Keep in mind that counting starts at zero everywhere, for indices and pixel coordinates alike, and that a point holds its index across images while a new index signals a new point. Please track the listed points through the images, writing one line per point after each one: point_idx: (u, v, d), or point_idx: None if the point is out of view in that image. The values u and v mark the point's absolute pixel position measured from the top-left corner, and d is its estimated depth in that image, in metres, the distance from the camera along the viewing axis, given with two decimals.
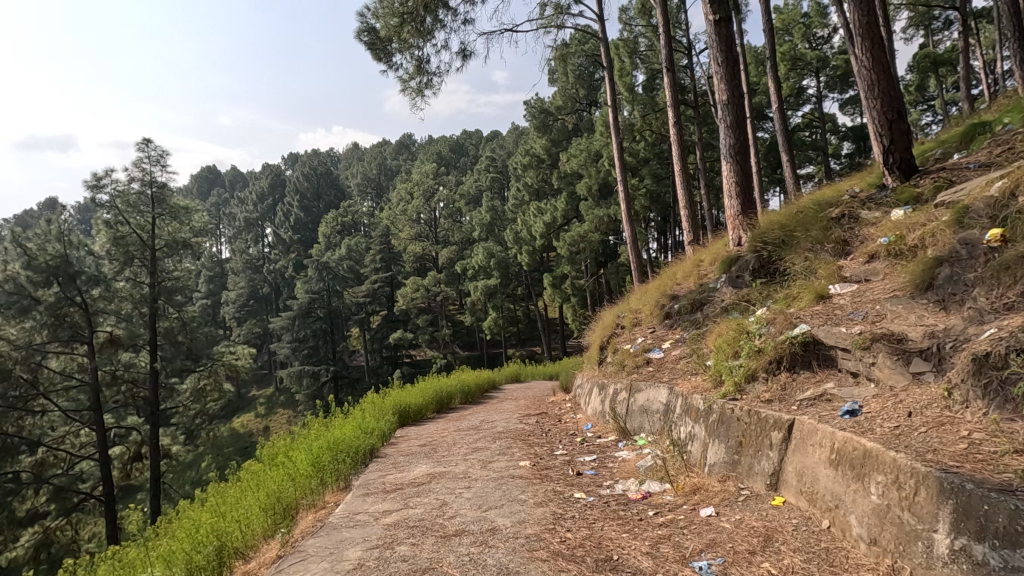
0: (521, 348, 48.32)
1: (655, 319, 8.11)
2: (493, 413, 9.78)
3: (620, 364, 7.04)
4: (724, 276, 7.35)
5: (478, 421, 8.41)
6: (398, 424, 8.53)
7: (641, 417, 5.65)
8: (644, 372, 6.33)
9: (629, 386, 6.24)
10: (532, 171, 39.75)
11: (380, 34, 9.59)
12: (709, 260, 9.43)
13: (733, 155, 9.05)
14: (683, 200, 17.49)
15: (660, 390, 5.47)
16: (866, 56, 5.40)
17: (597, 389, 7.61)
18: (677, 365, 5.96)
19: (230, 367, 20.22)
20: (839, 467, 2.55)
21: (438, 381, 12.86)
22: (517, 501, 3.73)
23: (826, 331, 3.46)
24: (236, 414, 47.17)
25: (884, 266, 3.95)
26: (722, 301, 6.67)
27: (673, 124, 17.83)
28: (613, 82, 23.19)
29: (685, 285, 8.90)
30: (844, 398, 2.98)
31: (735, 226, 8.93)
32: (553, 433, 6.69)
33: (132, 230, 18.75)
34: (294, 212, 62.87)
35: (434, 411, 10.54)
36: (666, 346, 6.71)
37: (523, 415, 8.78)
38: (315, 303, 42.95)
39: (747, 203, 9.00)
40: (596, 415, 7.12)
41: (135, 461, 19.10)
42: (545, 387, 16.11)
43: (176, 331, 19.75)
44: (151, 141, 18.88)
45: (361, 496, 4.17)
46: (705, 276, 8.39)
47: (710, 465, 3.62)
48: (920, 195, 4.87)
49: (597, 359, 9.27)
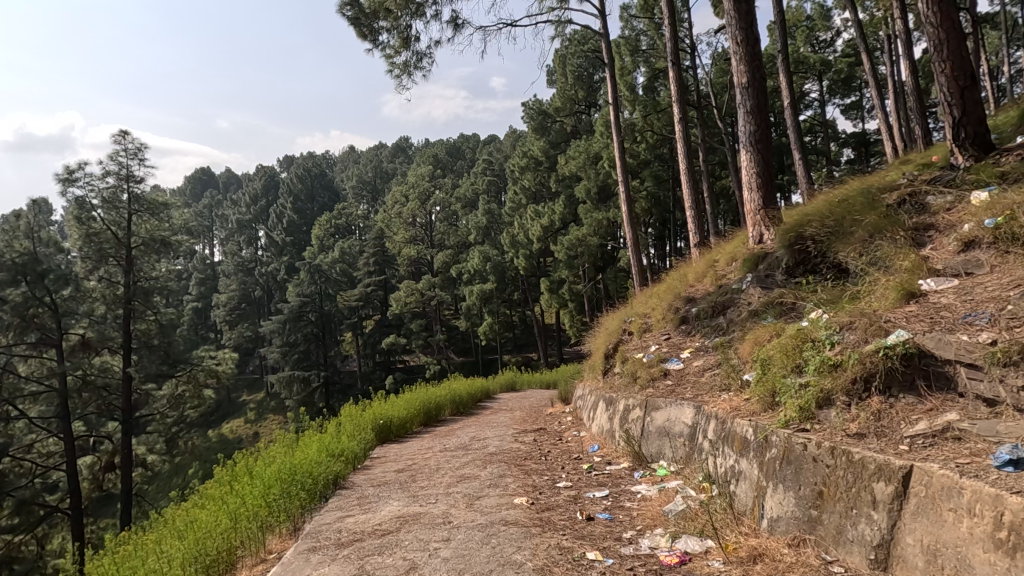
0: (517, 354, 47.36)
1: (666, 324, 7.21)
2: (484, 428, 8.83)
3: (631, 376, 6.11)
4: (749, 275, 6.45)
5: (467, 438, 7.42)
6: (376, 441, 7.56)
7: (659, 442, 4.73)
8: (661, 386, 5.38)
9: (643, 403, 5.30)
10: (529, 174, 38.82)
11: (365, 8, 8.69)
12: (726, 260, 8.55)
13: (754, 143, 8.19)
14: (689, 201, 16.63)
15: (685, 410, 4.55)
16: (932, 11, 4.55)
17: (603, 404, 6.69)
18: (703, 379, 5.04)
19: (210, 371, 19.21)
20: (1014, 556, 1.63)
21: (426, 389, 11.87)
22: (512, 565, 2.78)
23: (936, 340, 2.57)
24: (225, 420, 46.07)
25: (991, 256, 3.08)
26: (751, 304, 5.78)
27: (679, 121, 17.01)
28: (614, 80, 22.44)
29: (700, 286, 7.97)
30: (984, 437, 2.06)
31: (756, 222, 8.15)
32: (553, 455, 5.75)
33: (105, 227, 17.68)
34: (288, 214, 61.99)
35: (419, 424, 9.58)
36: (685, 355, 5.81)
37: (518, 431, 7.82)
38: (307, 306, 42.74)
39: (769, 196, 8.12)
40: (602, 434, 6.17)
41: (107, 471, 18.04)
42: (542, 397, 15.19)
43: (152, 335, 18.55)
44: (130, 133, 17.98)
45: (306, 553, 3.22)
46: (726, 276, 7.48)
47: (770, 520, 2.69)
48: (1005, 172, 4.01)
49: (601, 369, 8.35)
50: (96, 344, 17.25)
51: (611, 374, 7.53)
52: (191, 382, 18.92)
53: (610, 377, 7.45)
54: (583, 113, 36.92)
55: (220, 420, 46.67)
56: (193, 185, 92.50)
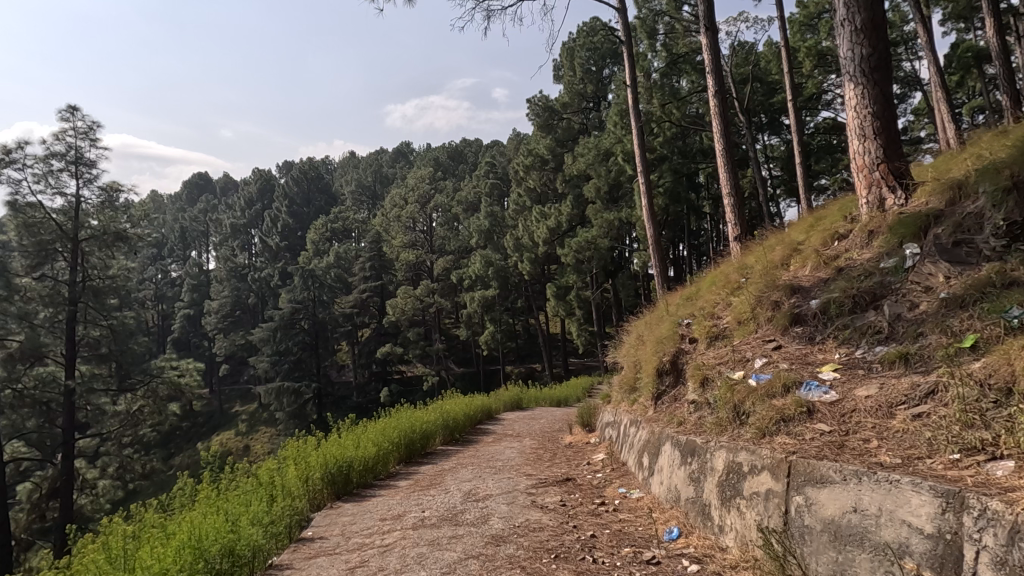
0: (520, 365, 44.88)
1: (760, 327, 4.77)
2: (486, 470, 6.38)
3: (729, 409, 3.70)
4: (912, 248, 4.04)
5: (457, 498, 4.95)
6: (321, 501, 5.11)
7: (848, 560, 2.32)
8: (811, 436, 2.95)
9: (783, 473, 2.83)
10: (535, 173, 36.01)
11: None
12: (821, 240, 6.13)
13: (869, 72, 5.71)
14: (727, 189, 14.04)
15: (919, 499, 2.15)
16: None
17: (672, 449, 4.26)
18: (909, 430, 2.64)
19: (172, 385, 17.09)
20: None
21: (411, 411, 9.33)
22: None
23: None
24: (215, 431, 43.78)
25: None
26: (952, 290, 3.39)
27: (714, 94, 14.45)
28: (632, 63, 20.25)
29: (796, 273, 5.55)
30: None
31: (871, 184, 5.74)
32: (604, 555, 3.29)
33: (49, 215, 15.34)
34: (282, 217, 59.80)
35: (397, 462, 7.13)
36: (829, 379, 3.40)
37: (530, 482, 5.38)
38: (299, 313, 40.20)
39: (892, 146, 5.66)
40: (681, 507, 3.73)
41: (49, 500, 15.59)
42: (556, 418, 12.80)
43: (103, 342, 16.35)
44: (79, 109, 15.69)
45: None
46: (848, 256, 5.05)
47: None
48: None
49: (649, 393, 5.94)
50: (30, 354, 14.62)
51: (674, 402, 5.07)
52: (151, 397, 16.81)
53: (674, 405, 5.01)
54: (592, 109, 35.05)
55: (211, 432, 44.46)
56: (190, 190, 90.61)
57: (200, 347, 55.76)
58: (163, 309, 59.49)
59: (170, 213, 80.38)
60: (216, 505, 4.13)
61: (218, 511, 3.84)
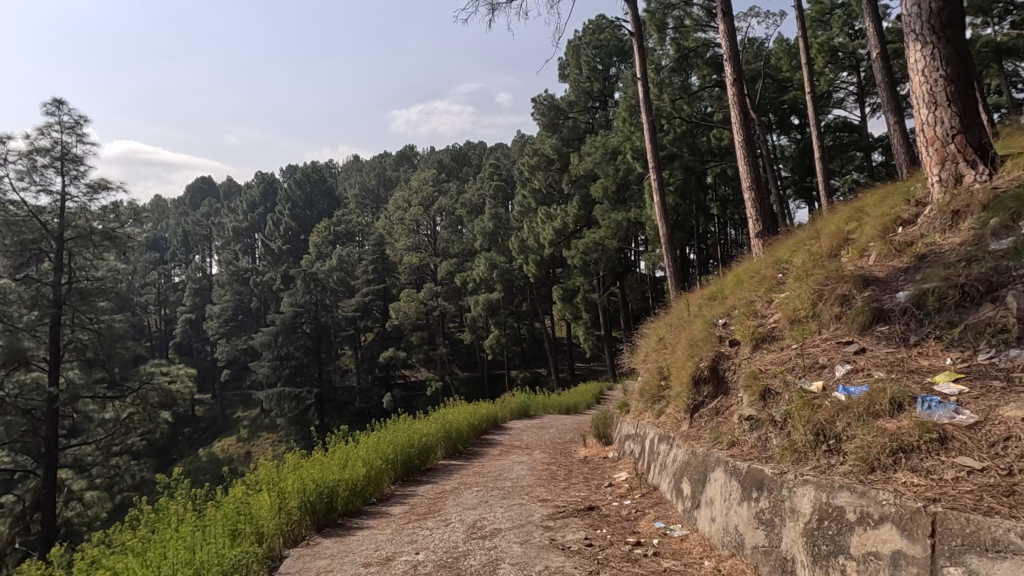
0: (525, 370, 43.99)
1: (828, 327, 3.90)
2: (492, 494, 5.51)
3: (812, 430, 2.85)
4: None
5: (459, 535, 4.12)
6: (296, 536, 4.30)
7: None
8: (956, 478, 2.11)
9: (927, 535, 1.98)
10: (540, 173, 35.02)
11: None
12: (879, 227, 5.28)
13: (940, 28, 4.85)
14: (747, 181, 13.08)
15: None
16: None
17: (725, 477, 3.42)
18: None
19: (163, 392, 16.34)
20: None
21: (409, 422, 8.48)
22: None
23: None
24: (217, 437, 43.06)
25: None
26: None
27: (732, 82, 13.54)
28: (642, 55, 19.38)
29: (858, 263, 4.70)
30: None
31: (944, 160, 4.88)
32: None
33: (32, 213, 14.68)
34: (285, 221, 59.17)
35: (391, 482, 6.28)
36: (953, 394, 2.56)
37: (547, 512, 4.54)
38: (301, 317, 39.62)
39: (971, 115, 4.79)
40: (747, 557, 2.90)
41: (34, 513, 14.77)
42: (566, 427, 11.93)
43: (90, 347, 15.58)
44: (67, 103, 15.03)
45: None
46: (929, 241, 4.21)
47: None
48: None
49: (685, 406, 5.05)
50: (11, 358, 13.90)
51: (722, 417, 4.23)
52: (141, 404, 16.04)
53: (721, 420, 4.17)
54: (599, 109, 34.27)
55: (212, 438, 43.74)
56: (192, 195, 90.27)
57: (203, 352, 55.14)
58: (166, 314, 59.01)
59: (173, 217, 79.98)
60: (156, 555, 3.27)
61: (152, 570, 3.00)
